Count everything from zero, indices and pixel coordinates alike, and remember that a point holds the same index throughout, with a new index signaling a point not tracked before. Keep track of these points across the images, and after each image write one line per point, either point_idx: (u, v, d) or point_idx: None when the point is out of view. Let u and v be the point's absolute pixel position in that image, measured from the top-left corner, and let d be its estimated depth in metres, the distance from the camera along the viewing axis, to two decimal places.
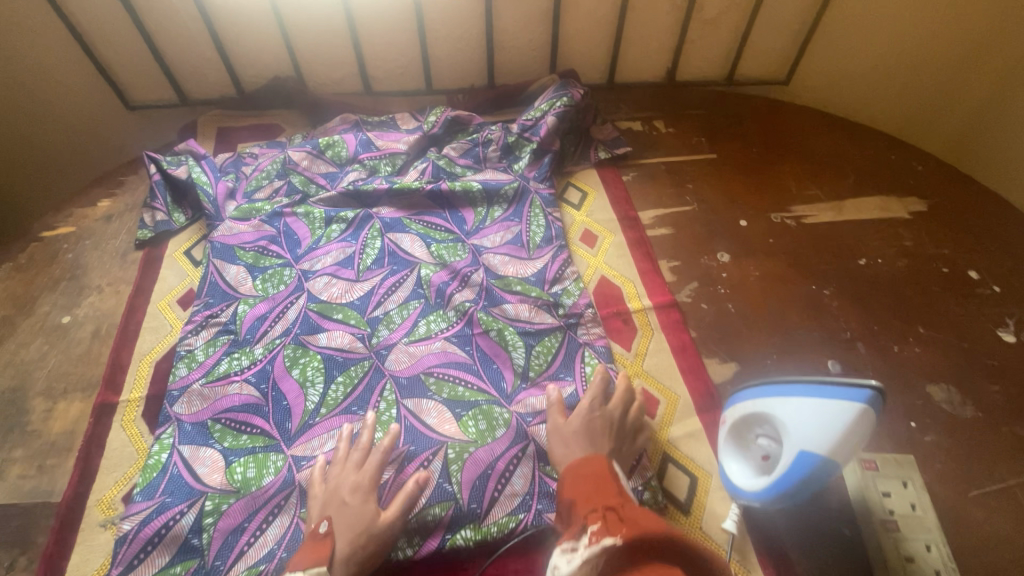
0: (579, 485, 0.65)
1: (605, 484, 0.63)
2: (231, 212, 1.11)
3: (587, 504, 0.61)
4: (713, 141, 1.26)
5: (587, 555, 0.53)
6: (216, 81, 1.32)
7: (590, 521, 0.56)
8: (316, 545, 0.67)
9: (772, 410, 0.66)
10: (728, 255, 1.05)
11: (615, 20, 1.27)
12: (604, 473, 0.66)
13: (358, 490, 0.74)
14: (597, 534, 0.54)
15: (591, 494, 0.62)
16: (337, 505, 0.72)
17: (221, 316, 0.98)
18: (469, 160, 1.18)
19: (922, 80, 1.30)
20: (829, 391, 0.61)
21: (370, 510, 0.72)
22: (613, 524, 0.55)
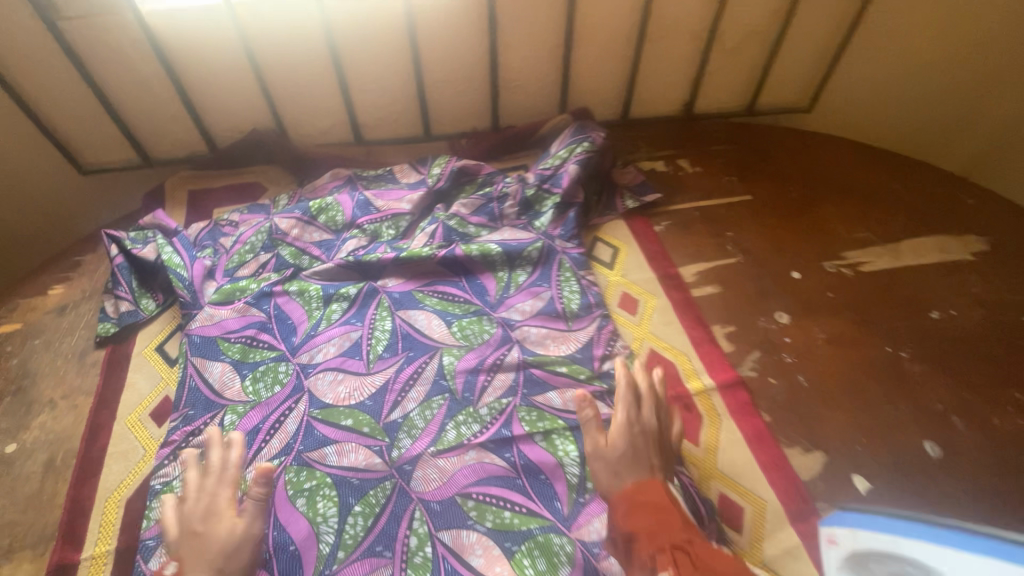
0: (637, 517, 0.60)
1: (667, 515, 0.59)
2: (210, 296, 0.95)
3: (654, 538, 0.57)
4: (746, 180, 1.15)
5: None
6: (185, 139, 1.16)
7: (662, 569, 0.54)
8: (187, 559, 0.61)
9: (912, 554, 0.57)
10: (787, 316, 0.93)
11: (631, 53, 1.15)
12: (663, 503, 0.61)
13: (213, 517, 0.63)
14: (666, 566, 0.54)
15: (657, 529, 0.58)
16: (186, 540, 0.62)
17: (205, 433, 0.81)
18: (483, 218, 1.04)
19: (962, 105, 1.22)
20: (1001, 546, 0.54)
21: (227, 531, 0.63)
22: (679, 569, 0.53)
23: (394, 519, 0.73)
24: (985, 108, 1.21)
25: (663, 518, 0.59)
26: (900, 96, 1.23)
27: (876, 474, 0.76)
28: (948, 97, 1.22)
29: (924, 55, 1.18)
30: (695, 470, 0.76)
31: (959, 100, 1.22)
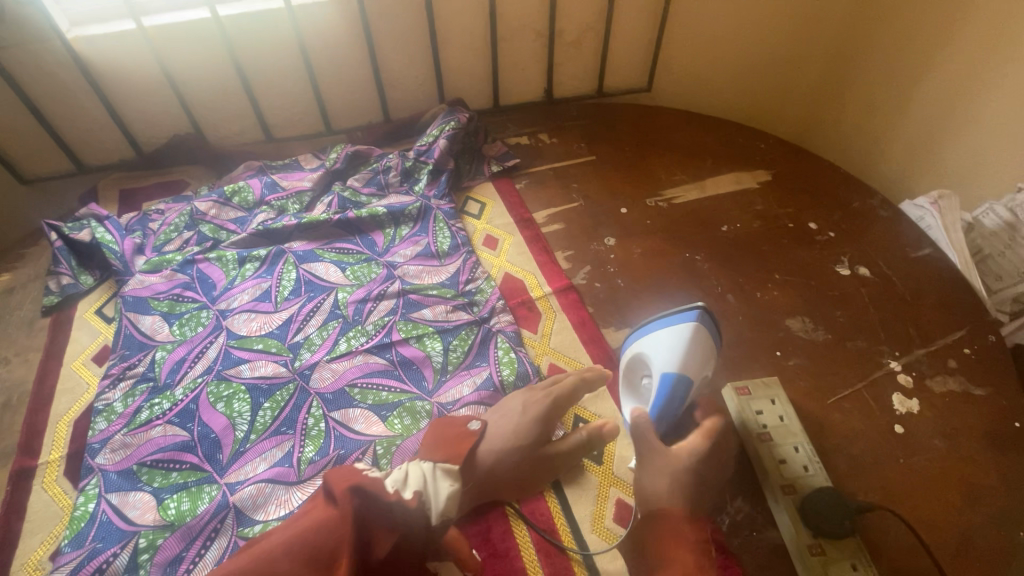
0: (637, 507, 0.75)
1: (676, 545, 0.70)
2: (141, 265, 1.13)
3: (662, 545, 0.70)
4: (592, 145, 1.42)
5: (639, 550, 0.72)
6: (114, 146, 1.35)
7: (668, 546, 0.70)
8: (457, 442, 0.81)
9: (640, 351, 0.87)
10: (613, 239, 1.18)
11: (488, 51, 1.41)
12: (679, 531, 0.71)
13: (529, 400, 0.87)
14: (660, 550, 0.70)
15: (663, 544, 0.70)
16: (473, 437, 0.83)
17: (139, 366, 0.99)
18: (372, 188, 1.27)
19: (758, 77, 1.56)
20: (671, 320, 0.84)
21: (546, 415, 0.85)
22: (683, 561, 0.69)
23: (298, 408, 0.93)
24: (775, 78, 1.56)
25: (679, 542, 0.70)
26: (710, 75, 1.55)
27: None
28: (749, 72, 1.54)
29: (728, 42, 1.48)
30: (531, 349, 1.00)
31: (757, 73, 1.55)
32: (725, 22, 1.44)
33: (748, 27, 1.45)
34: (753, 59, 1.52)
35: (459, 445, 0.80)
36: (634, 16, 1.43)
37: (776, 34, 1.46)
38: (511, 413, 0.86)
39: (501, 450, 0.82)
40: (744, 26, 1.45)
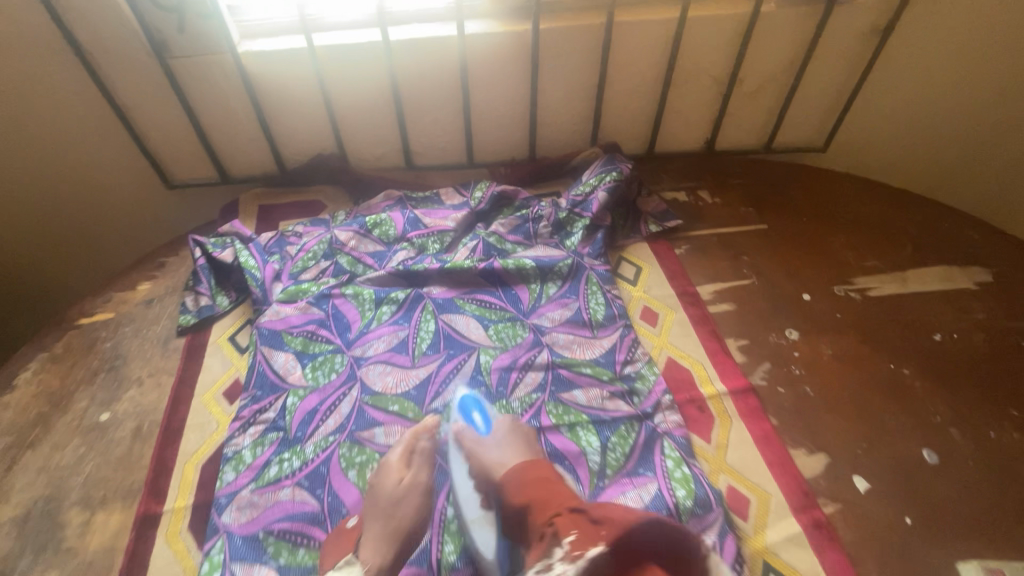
0: (528, 490, 0.75)
1: (555, 486, 0.75)
2: (277, 295, 1.08)
3: (545, 513, 0.71)
4: (762, 210, 1.25)
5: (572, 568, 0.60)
6: (259, 160, 1.32)
7: (564, 530, 0.65)
8: (345, 538, 0.79)
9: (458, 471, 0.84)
10: (797, 332, 1.00)
11: (657, 94, 1.28)
12: (548, 475, 0.77)
13: (382, 471, 0.84)
14: (577, 542, 0.63)
15: (547, 501, 0.72)
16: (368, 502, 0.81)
17: (270, 411, 0.93)
18: (519, 236, 1.17)
19: (968, 150, 1.30)
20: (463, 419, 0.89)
21: (392, 480, 0.82)
22: (590, 531, 0.64)
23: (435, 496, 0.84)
24: (990, 154, 1.29)
25: (553, 491, 0.73)
26: (909, 140, 1.32)
27: (879, 478, 0.81)
28: (958, 143, 1.30)
29: (940, 104, 1.26)
30: (705, 464, 0.84)
31: (967, 146, 1.30)
32: (926, 79, 1.23)
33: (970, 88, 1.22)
34: (966, 127, 1.28)
35: (348, 541, 0.78)
36: (828, 70, 1.25)
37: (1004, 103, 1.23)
38: (369, 491, 0.82)
39: (376, 527, 0.78)
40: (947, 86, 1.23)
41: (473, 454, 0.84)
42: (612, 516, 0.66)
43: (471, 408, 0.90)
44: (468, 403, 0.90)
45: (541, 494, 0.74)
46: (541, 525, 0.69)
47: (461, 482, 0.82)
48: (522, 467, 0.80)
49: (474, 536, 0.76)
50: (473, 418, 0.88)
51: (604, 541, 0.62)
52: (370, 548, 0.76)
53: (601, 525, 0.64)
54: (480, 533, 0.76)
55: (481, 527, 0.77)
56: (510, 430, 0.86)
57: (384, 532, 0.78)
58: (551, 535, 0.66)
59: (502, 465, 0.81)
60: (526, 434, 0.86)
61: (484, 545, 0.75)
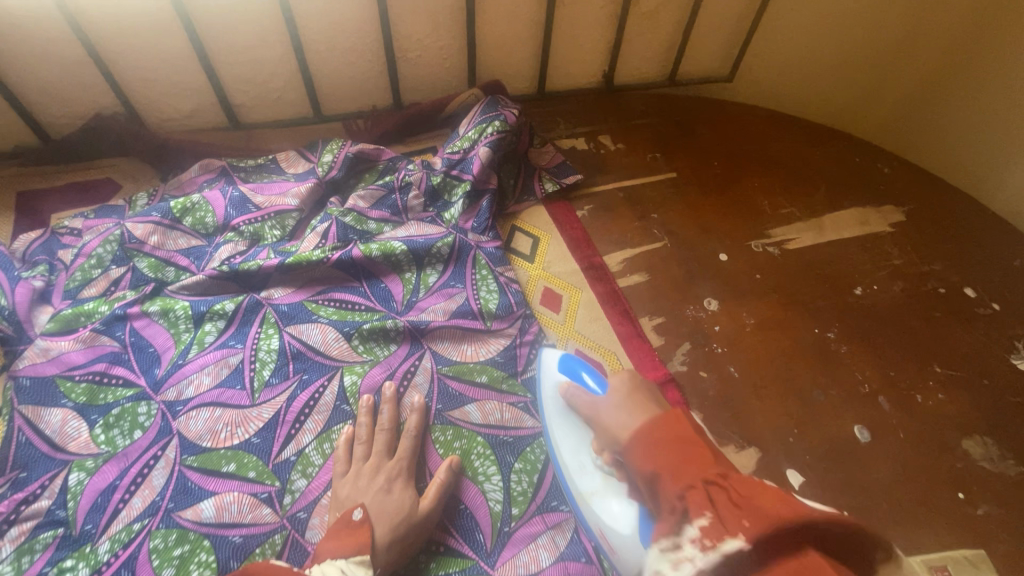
0: (659, 452, 0.54)
1: (691, 448, 0.53)
2: (45, 325, 0.77)
3: (679, 479, 0.51)
4: (669, 156, 1.09)
5: (704, 563, 0.45)
6: (4, 127, 0.94)
7: (695, 511, 0.48)
8: (353, 533, 0.61)
9: (560, 433, 0.71)
10: (715, 301, 0.88)
11: (542, 18, 1.03)
12: (692, 437, 0.54)
13: (395, 480, 0.68)
14: (710, 535, 0.46)
15: (683, 467, 0.52)
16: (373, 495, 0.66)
17: (41, 500, 0.66)
18: (384, 212, 0.92)
19: (884, 65, 1.13)
20: (564, 365, 0.74)
21: (408, 497, 0.66)
22: (731, 515, 0.47)
23: (456, 512, 0.70)
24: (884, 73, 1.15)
25: (688, 453, 0.52)
26: (805, 60, 1.16)
27: (809, 469, 0.74)
28: (848, 62, 1.14)
29: (847, 14, 1.08)
30: None
31: (858, 64, 1.14)
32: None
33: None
34: (879, 40, 1.10)
35: (357, 537, 0.61)
36: None
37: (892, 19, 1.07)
38: (376, 489, 0.66)
39: (394, 528, 0.63)
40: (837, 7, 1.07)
41: (591, 417, 0.68)
42: (757, 500, 0.47)
43: (579, 367, 0.73)
44: (572, 360, 0.74)
45: (675, 461, 0.53)
46: (672, 498, 0.50)
47: (573, 456, 0.70)
48: (654, 422, 0.58)
49: (600, 511, 0.65)
50: (585, 378, 0.71)
51: (748, 535, 0.44)
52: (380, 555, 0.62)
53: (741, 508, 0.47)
54: (605, 507, 0.65)
55: (604, 499, 0.66)
56: (633, 386, 0.67)
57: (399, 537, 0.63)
58: (679, 513, 0.49)
59: (623, 428, 0.61)
60: (650, 389, 0.66)
61: (615, 518, 0.64)
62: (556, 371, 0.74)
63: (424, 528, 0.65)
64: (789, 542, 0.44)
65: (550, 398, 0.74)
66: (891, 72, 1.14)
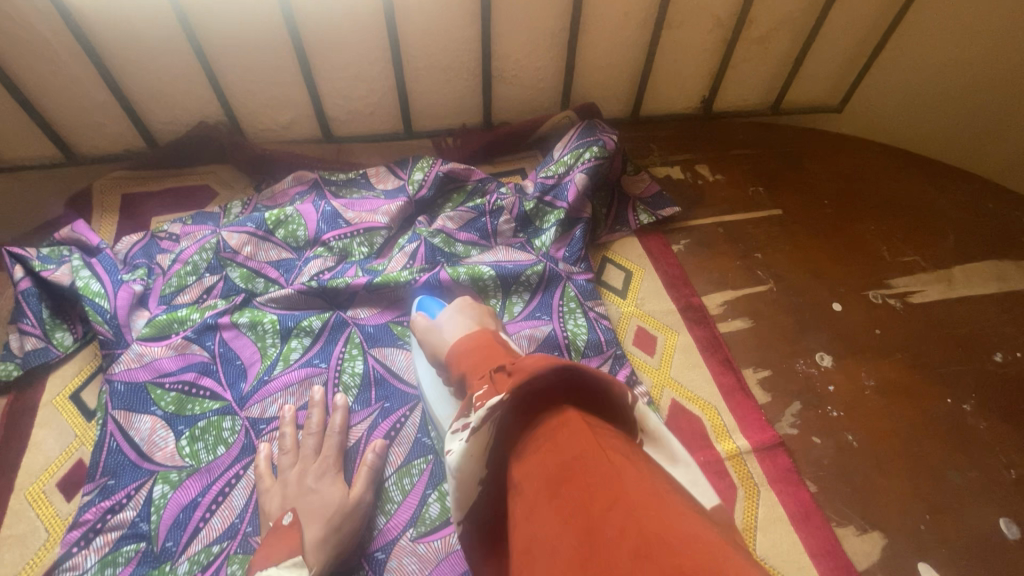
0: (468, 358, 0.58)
1: (496, 353, 0.57)
2: (140, 330, 0.78)
3: (477, 373, 0.55)
4: (773, 191, 1.02)
5: (475, 420, 0.46)
6: (118, 132, 0.98)
7: (478, 389, 0.50)
8: (283, 536, 0.59)
9: (421, 369, 0.74)
10: (828, 357, 0.80)
11: (646, 41, 0.98)
12: (498, 344, 0.60)
13: (324, 477, 0.66)
14: (484, 398, 0.48)
15: (482, 364, 0.55)
16: (301, 496, 0.64)
17: (127, 510, 0.66)
18: (473, 234, 0.89)
19: (1001, 113, 1.02)
20: (422, 307, 0.78)
21: (338, 492, 0.65)
22: (502, 381, 0.48)
23: None
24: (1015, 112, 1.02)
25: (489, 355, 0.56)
26: (925, 95, 1.04)
27: (944, 565, 0.65)
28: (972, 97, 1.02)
29: (971, 49, 0.97)
30: None
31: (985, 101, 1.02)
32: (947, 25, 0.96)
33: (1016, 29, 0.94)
34: (1007, 75, 0.99)
35: (287, 540, 0.59)
36: (859, 12, 0.97)
37: None
38: (305, 489, 0.65)
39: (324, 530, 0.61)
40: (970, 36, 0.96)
41: (426, 342, 0.72)
42: (527, 363, 0.47)
43: (432, 307, 0.77)
44: (427, 302, 0.78)
45: (481, 364, 0.56)
46: (472, 391, 0.53)
47: (430, 387, 0.71)
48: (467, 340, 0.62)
49: None
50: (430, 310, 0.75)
51: (508, 391, 0.45)
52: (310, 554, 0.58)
53: (511, 373, 0.47)
54: (449, 431, 0.65)
55: (449, 423, 0.66)
56: (467, 308, 0.71)
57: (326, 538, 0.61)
58: (469, 397, 0.51)
59: (450, 345, 0.66)
60: (484, 313, 0.71)
61: None
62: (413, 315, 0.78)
63: (354, 525, 0.64)
64: (551, 399, 0.44)
65: (413, 338, 0.78)
66: (1007, 121, 1.03)
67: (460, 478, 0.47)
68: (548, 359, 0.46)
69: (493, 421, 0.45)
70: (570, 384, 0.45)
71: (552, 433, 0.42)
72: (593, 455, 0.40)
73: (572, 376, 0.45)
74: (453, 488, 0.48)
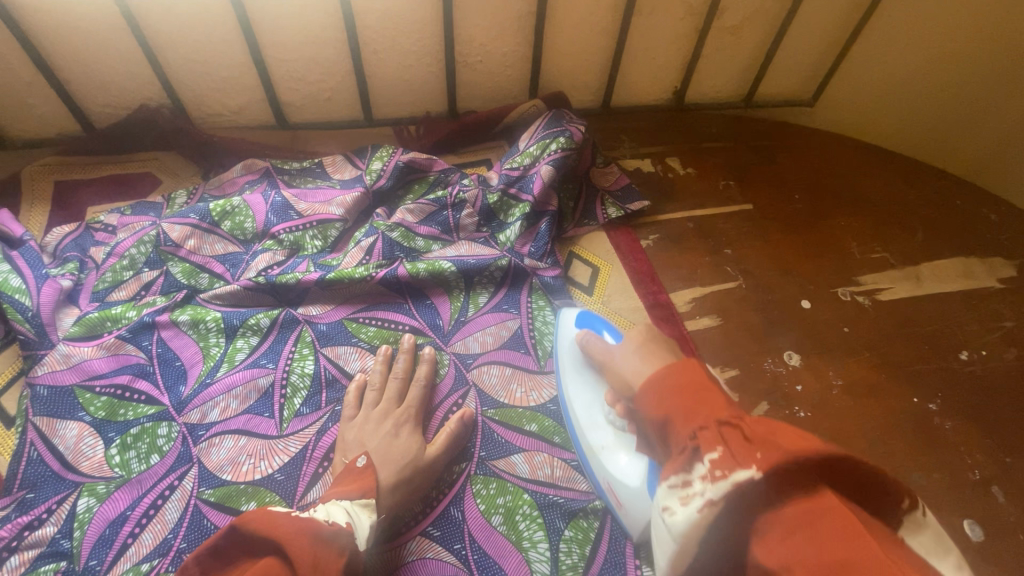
0: (671, 397, 0.49)
1: (707, 394, 0.48)
2: (69, 329, 0.72)
3: (690, 419, 0.47)
4: (745, 185, 1.00)
5: (711, 492, 0.42)
6: (50, 114, 0.91)
7: (705, 447, 0.44)
8: (359, 478, 0.58)
9: (569, 387, 0.70)
10: (796, 356, 0.78)
11: (615, 27, 0.94)
12: (705, 382, 0.50)
13: (403, 427, 0.67)
14: (721, 468, 0.43)
15: (697, 408, 0.47)
16: (379, 439, 0.64)
17: (47, 526, 0.60)
18: (434, 228, 0.85)
19: (969, 109, 1.01)
20: (585, 319, 0.73)
21: (413, 443, 0.65)
22: (743, 450, 0.42)
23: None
24: (983, 108, 1.00)
25: (703, 396, 0.47)
26: (892, 90, 1.03)
27: None
28: (938, 92, 1.01)
29: (943, 42, 0.96)
30: None
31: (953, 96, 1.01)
32: (913, 18, 0.95)
33: (988, 21, 0.92)
34: (975, 70, 0.97)
35: (361, 481, 0.58)
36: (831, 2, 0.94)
37: (1001, 48, 0.94)
38: (381, 434, 0.65)
39: (395, 477, 0.61)
40: (935, 30, 0.95)
41: (604, 366, 0.67)
42: (775, 436, 0.42)
43: (601, 325, 0.71)
44: (591, 317, 0.72)
45: (692, 412, 0.47)
46: (684, 441, 0.47)
47: (586, 408, 0.68)
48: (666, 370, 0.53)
49: (607, 466, 0.64)
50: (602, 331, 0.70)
51: (760, 465, 0.41)
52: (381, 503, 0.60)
53: (758, 446, 0.42)
54: (615, 462, 0.64)
55: (615, 454, 0.64)
56: (648, 340, 0.64)
57: (399, 485, 0.61)
58: (688, 453, 0.46)
59: (637, 376, 0.61)
60: (669, 345, 0.64)
61: (622, 473, 0.63)
62: (571, 328, 0.73)
63: (428, 472, 0.64)
64: (804, 481, 0.40)
65: (567, 351, 0.73)
66: (978, 113, 1.01)
67: (683, 542, 0.45)
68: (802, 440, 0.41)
69: (735, 497, 0.41)
70: (834, 472, 0.40)
71: (815, 526, 0.37)
72: (879, 561, 0.34)
73: (840, 463, 0.40)
74: (672, 546, 0.46)
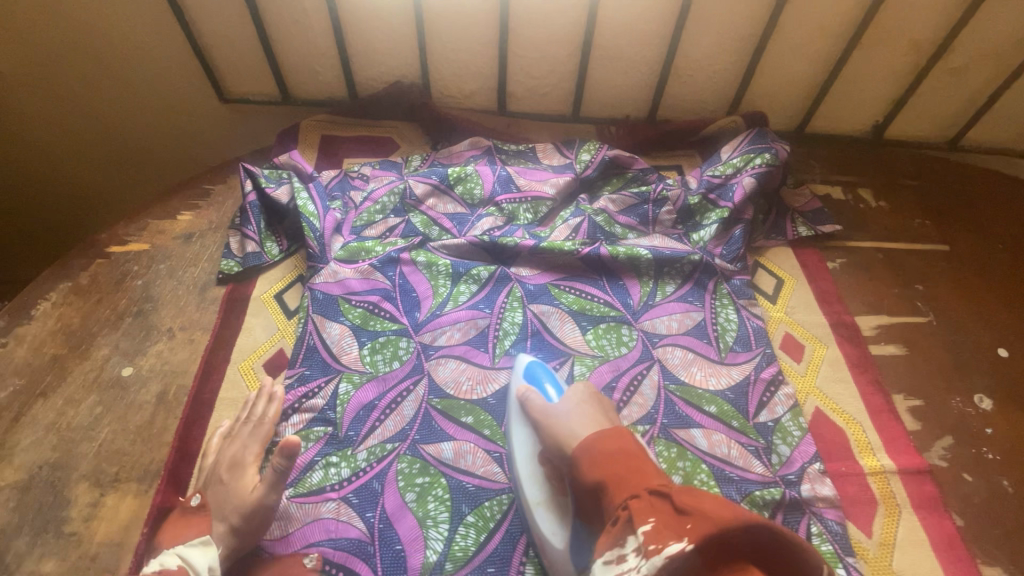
0: (608, 467, 0.56)
1: (637, 465, 0.56)
2: (337, 251, 0.89)
3: (622, 489, 0.54)
4: (941, 226, 0.99)
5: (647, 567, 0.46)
6: (327, 80, 1.11)
7: (638, 518, 0.50)
8: (187, 520, 0.64)
9: (513, 440, 0.70)
10: (989, 401, 0.78)
11: (834, 57, 0.98)
12: (634, 451, 0.58)
13: (237, 470, 0.67)
14: (653, 539, 0.47)
15: (626, 478, 0.54)
16: (215, 484, 0.67)
17: (318, 398, 0.77)
18: (632, 219, 0.94)
19: None
20: (531, 374, 0.74)
21: (247, 486, 0.66)
22: (672, 524, 0.48)
23: None
24: None
25: (634, 466, 0.55)
26: None
27: None
28: None
29: None
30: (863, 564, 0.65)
31: None
32: None
33: None
34: None
35: (195, 525, 0.64)
36: None
37: None
38: (223, 476, 0.67)
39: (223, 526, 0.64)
40: None
41: (542, 424, 0.67)
42: (703, 507, 0.48)
43: (543, 378, 0.73)
44: (536, 369, 0.74)
45: (622, 480, 0.55)
46: (619, 510, 0.52)
47: (523, 463, 0.68)
48: (598, 437, 0.60)
49: (539, 523, 0.64)
50: (547, 389, 0.72)
51: (689, 538, 0.46)
52: (218, 536, 0.63)
53: (687, 518, 0.47)
54: (546, 519, 0.64)
55: (547, 510, 0.65)
56: (588, 399, 0.68)
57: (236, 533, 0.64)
58: (624, 524, 0.51)
59: (574, 438, 0.63)
60: (605, 406, 0.68)
61: (551, 532, 0.63)
62: (517, 376, 0.75)
63: (253, 533, 0.64)
64: (731, 555, 0.45)
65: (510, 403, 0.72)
66: None
67: None
68: (724, 508, 0.46)
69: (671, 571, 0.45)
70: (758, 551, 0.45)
71: None
72: None
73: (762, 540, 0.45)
74: None
